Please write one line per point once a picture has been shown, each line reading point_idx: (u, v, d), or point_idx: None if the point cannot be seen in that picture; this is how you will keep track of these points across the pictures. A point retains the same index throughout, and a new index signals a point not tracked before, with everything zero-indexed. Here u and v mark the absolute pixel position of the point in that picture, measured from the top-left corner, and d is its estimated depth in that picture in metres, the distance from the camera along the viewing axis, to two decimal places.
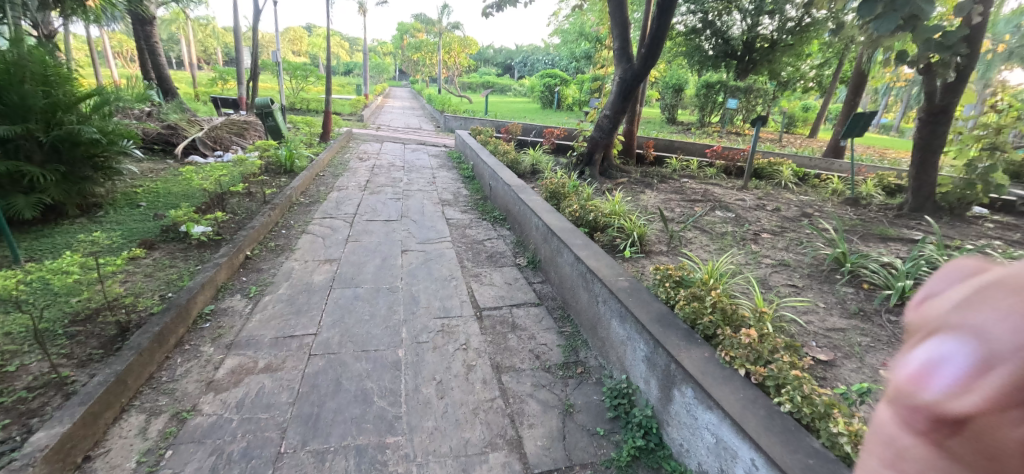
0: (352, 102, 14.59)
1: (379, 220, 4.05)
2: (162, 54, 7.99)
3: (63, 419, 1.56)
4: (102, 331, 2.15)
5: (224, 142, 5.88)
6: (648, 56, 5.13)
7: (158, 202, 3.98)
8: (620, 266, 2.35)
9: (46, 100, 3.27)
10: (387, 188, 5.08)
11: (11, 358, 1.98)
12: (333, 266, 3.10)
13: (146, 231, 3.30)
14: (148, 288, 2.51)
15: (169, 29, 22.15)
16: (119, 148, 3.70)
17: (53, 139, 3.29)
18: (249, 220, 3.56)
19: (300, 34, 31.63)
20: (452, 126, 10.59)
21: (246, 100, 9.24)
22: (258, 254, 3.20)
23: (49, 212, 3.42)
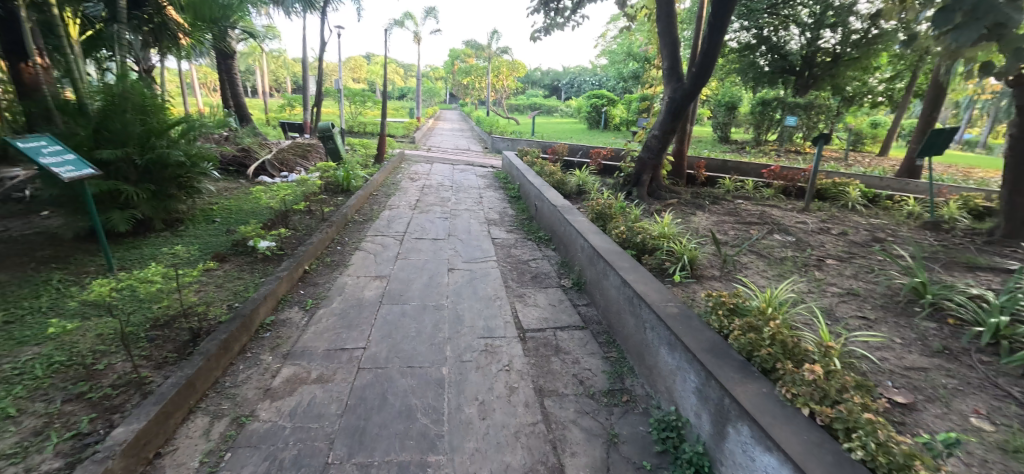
0: (405, 124, 15.32)
1: (427, 238, 4.18)
2: (241, 84, 8.82)
3: (140, 417, 1.71)
4: (177, 336, 2.34)
5: (290, 164, 6.34)
6: (699, 74, 5.03)
7: (231, 218, 4.33)
8: (669, 291, 2.27)
9: (142, 129, 3.67)
10: (435, 208, 5.25)
11: (102, 358, 2.20)
12: (382, 282, 3.22)
13: (219, 245, 3.59)
14: (218, 297, 2.73)
15: (247, 61, 24.48)
16: (200, 170, 4.09)
17: (146, 162, 3.68)
18: (309, 236, 3.79)
19: (360, 63, 33.87)
20: (500, 147, 10.82)
21: (310, 124, 9.95)
22: (315, 269, 3.38)
23: (140, 226, 3.82)
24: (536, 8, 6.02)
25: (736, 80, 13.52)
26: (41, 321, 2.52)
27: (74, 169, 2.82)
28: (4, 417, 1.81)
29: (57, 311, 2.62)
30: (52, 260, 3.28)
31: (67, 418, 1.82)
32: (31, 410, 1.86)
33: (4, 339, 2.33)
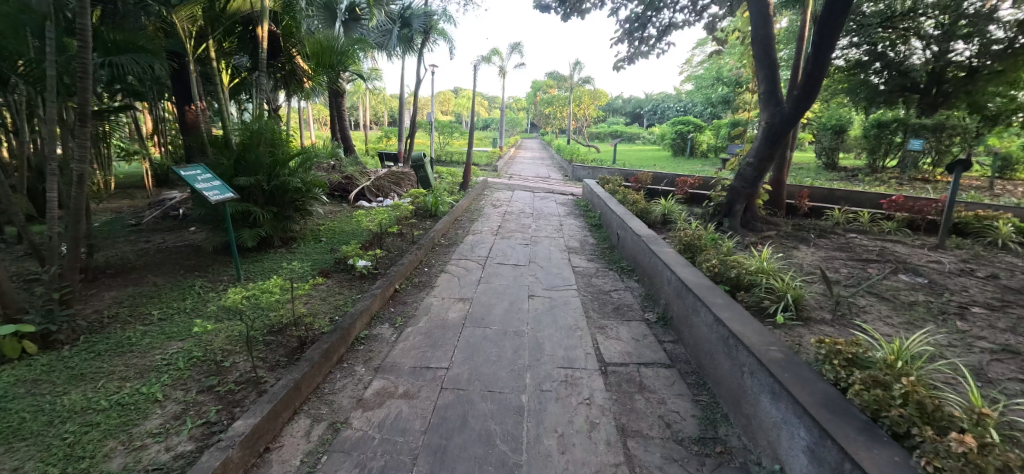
0: (489, 153, 16.01)
1: (508, 264, 4.28)
2: (348, 119, 9.91)
3: (256, 413, 1.92)
4: (288, 342, 2.63)
5: (385, 190, 6.92)
6: (802, 98, 4.66)
7: (335, 238, 4.82)
8: (771, 333, 2.06)
9: (270, 160, 4.22)
10: (516, 234, 5.36)
11: (228, 356, 2.53)
12: (465, 304, 3.34)
13: (325, 262, 4.01)
14: (322, 310, 3.02)
15: (353, 100, 27.48)
16: (313, 195, 4.63)
17: (272, 188, 4.25)
18: (400, 257, 4.08)
19: (449, 97, 36.41)
20: (580, 175, 10.84)
21: (404, 154, 10.84)
22: (405, 288, 3.62)
23: (263, 243, 4.40)
24: (620, 38, 6.06)
25: (845, 102, 12.25)
26: (186, 320, 2.98)
27: (220, 192, 3.38)
28: (155, 400, 2.15)
29: (198, 313, 3.07)
30: (196, 269, 3.89)
31: (200, 407, 2.11)
32: (173, 396, 2.19)
33: (158, 334, 2.78)
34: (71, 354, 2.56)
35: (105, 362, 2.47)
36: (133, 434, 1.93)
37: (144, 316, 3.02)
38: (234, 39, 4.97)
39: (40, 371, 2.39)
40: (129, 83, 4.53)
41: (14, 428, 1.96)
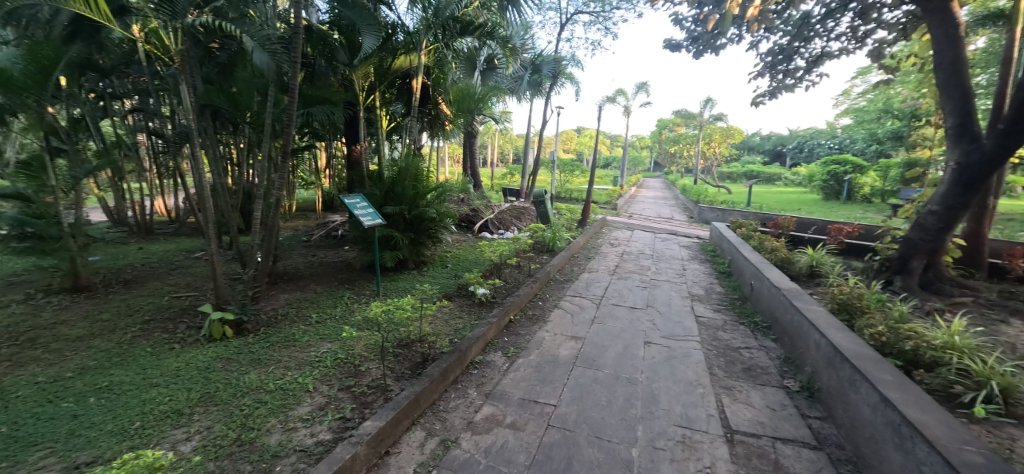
0: (609, 191, 15.88)
1: (624, 306, 4.13)
2: (478, 157, 10.82)
3: (382, 417, 2.14)
4: (413, 356, 2.89)
5: (506, 223, 7.32)
6: (1011, 133, 3.74)
7: (459, 265, 5.22)
8: (965, 427, 1.63)
9: (413, 192, 4.79)
10: (634, 275, 5.16)
11: (364, 361, 2.88)
12: (577, 343, 3.29)
13: (449, 286, 4.36)
14: (444, 330, 3.27)
15: (482, 141, 30.02)
16: (445, 225, 5.12)
17: (412, 216, 4.81)
18: (517, 289, 4.24)
19: (571, 136, 37.45)
20: (708, 217, 10.07)
21: (526, 190, 11.36)
22: (518, 319, 3.73)
23: (400, 264, 4.98)
24: (761, 71, 5.61)
25: None
26: (335, 325, 3.48)
27: (373, 217, 3.94)
28: (307, 390, 2.54)
29: (344, 320, 3.57)
30: (347, 282, 4.54)
31: (338, 402, 2.42)
32: (320, 389, 2.55)
33: (314, 334, 3.30)
34: (253, 342, 3.17)
35: (275, 352, 3.01)
36: (288, 416, 2.30)
37: (305, 318, 3.62)
38: (394, 90, 5.88)
39: (232, 352, 3.01)
40: (318, 128, 5.63)
41: (211, 395, 2.49)
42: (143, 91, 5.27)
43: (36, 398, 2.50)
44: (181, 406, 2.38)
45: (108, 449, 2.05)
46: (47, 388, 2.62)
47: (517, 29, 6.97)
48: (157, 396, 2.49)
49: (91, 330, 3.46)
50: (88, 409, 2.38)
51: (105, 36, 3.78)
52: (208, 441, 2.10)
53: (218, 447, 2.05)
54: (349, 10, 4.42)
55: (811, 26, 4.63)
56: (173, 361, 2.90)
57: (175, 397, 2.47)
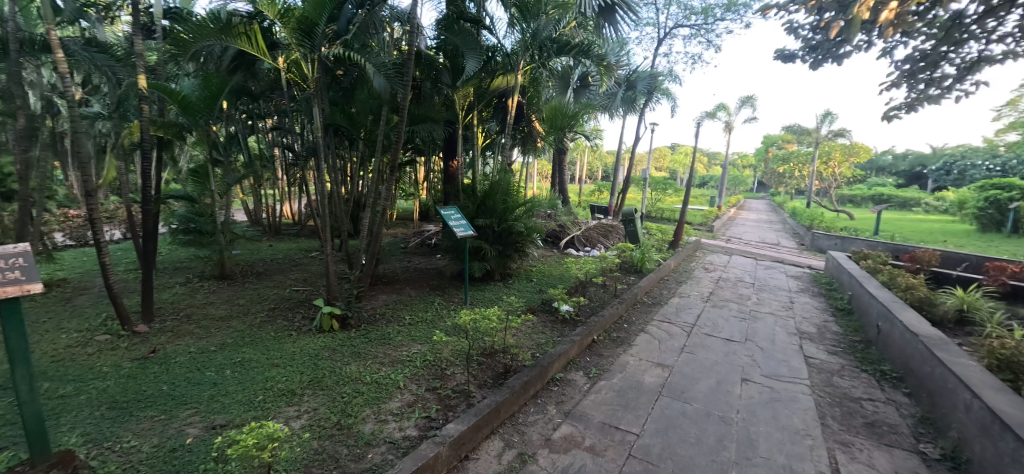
0: (704, 212, 14.92)
1: (718, 337, 3.83)
2: (567, 173, 10.85)
3: (464, 421, 2.22)
4: (495, 366, 2.96)
5: (593, 241, 7.22)
6: None
7: (544, 280, 5.27)
8: None
9: (504, 206, 4.96)
10: (732, 305, 4.76)
11: (450, 366, 3.02)
12: (664, 372, 3.11)
13: (533, 300, 4.41)
14: (526, 344, 3.31)
15: (571, 158, 30.13)
16: (532, 239, 5.20)
17: (501, 229, 4.97)
18: (601, 308, 4.16)
19: (665, 153, 36.02)
20: (823, 245, 8.96)
21: (614, 207, 11.14)
22: (601, 340, 3.65)
23: (487, 275, 5.17)
24: (895, 82, 4.92)
25: None
26: (426, 328, 3.70)
27: (465, 229, 4.15)
28: (398, 386, 2.73)
29: (434, 324, 3.79)
30: (437, 289, 4.81)
31: (424, 402, 2.56)
32: (409, 388, 2.73)
33: (407, 335, 3.55)
34: (355, 336, 3.50)
35: (372, 348, 3.29)
36: (381, 409, 2.49)
37: (399, 319, 3.90)
38: (491, 109, 6.17)
39: (338, 344, 3.35)
40: (421, 144, 6.11)
41: (318, 381, 2.79)
42: (283, 112, 6.17)
43: (189, 366, 3.02)
44: (294, 387, 2.70)
45: (238, 416, 2.40)
46: (196, 358, 3.15)
47: (613, 46, 6.94)
48: (276, 375, 2.86)
49: (231, 313, 4.08)
50: (225, 380, 2.81)
51: (260, 67, 4.50)
52: (313, 421, 2.35)
53: (322, 428, 2.29)
54: (455, 36, 4.77)
55: (964, 28, 3.96)
56: (290, 347, 3.31)
57: (289, 379, 2.81)
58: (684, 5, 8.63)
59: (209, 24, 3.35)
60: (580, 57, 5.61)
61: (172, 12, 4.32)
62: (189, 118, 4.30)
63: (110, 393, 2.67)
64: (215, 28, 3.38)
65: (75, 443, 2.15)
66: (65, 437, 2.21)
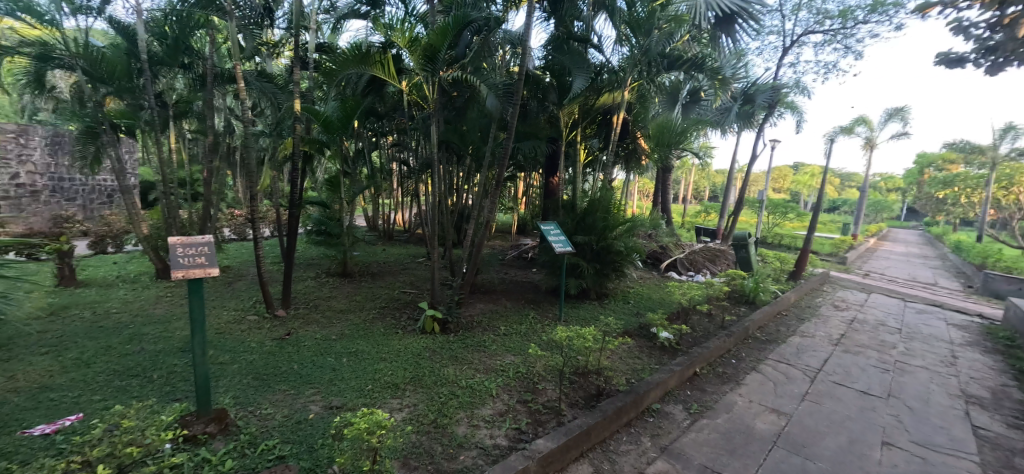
0: (835, 240, 13.04)
1: (851, 387, 3.29)
2: (671, 192, 10.32)
3: (554, 439, 2.20)
4: (588, 388, 2.90)
5: (698, 265, 6.74)
6: None
7: (641, 303, 5.04)
8: None
9: (603, 224, 4.88)
10: (870, 351, 4.07)
11: (542, 380, 3.03)
12: (780, 419, 2.76)
13: (630, 323, 4.24)
14: (621, 369, 3.19)
15: (675, 176, 28.64)
16: (632, 260, 5.01)
17: (599, 247, 4.89)
18: (705, 340, 3.85)
19: (786, 173, 32.44)
20: (1002, 290, 7.23)
21: (723, 230, 10.28)
22: (704, 374, 3.38)
23: (583, 293, 5.12)
24: None
25: None
26: (520, 340, 3.77)
27: (564, 245, 4.17)
28: (490, 394, 2.81)
29: (528, 337, 3.84)
30: (532, 303, 4.88)
31: (516, 413, 2.60)
32: (501, 397, 2.79)
33: (502, 345, 3.65)
34: (453, 340, 3.70)
35: (468, 354, 3.44)
36: (474, 414, 2.58)
37: (495, 328, 4.03)
38: (595, 125, 6.16)
39: (438, 346, 3.57)
40: (524, 160, 6.31)
41: (419, 378, 2.99)
42: (403, 130, 6.84)
43: (314, 350, 3.45)
44: (398, 381, 2.94)
45: (350, 401, 2.67)
46: (321, 344, 3.59)
47: (730, 58, 6.48)
48: (383, 368, 3.14)
49: (350, 307, 4.59)
50: (342, 366, 3.16)
51: (387, 90, 5.06)
52: (413, 416, 2.52)
53: (420, 423, 2.45)
54: (564, 55, 4.84)
55: None
56: (396, 343, 3.61)
57: (395, 373, 3.06)
58: (816, 9, 7.74)
59: (351, 55, 3.86)
60: (692, 71, 5.34)
61: (323, 46, 5.08)
62: (330, 135, 4.97)
63: (255, 365, 3.16)
64: (356, 59, 3.89)
65: (228, 404, 2.58)
66: (222, 398, 2.66)
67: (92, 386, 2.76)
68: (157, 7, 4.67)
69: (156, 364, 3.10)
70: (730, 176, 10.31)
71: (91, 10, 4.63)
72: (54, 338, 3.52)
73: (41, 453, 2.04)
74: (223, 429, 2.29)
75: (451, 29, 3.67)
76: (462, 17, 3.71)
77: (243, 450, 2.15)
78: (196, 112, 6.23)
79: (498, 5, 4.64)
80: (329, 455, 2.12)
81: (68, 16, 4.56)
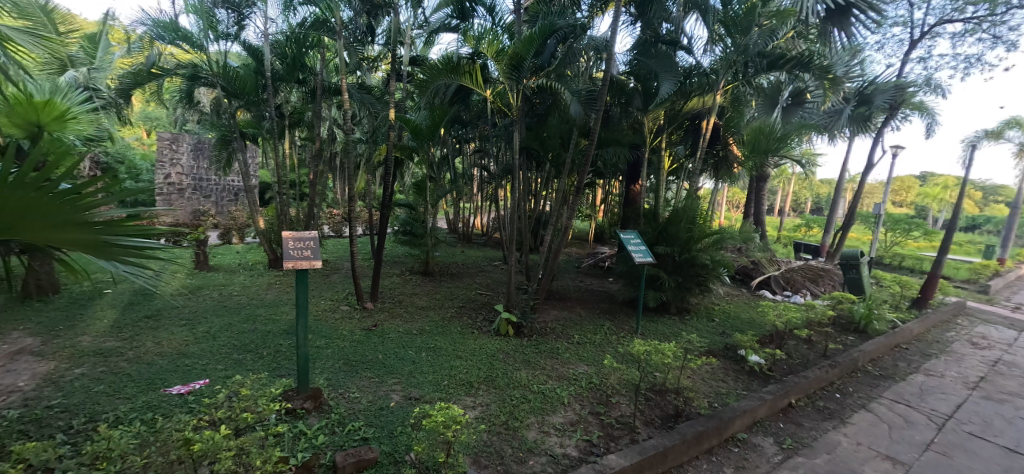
0: (975, 265, 11.03)
1: (994, 442, 2.75)
2: (766, 203, 9.48)
3: (627, 457, 2.12)
4: (665, 407, 2.75)
5: (796, 285, 6.10)
6: None
7: (728, 322, 4.67)
8: None
9: (687, 235, 4.62)
10: (1023, 402, 3.37)
11: (615, 394, 2.93)
12: (896, 469, 2.39)
13: (714, 343, 3.96)
14: (703, 391, 2.99)
15: (772, 185, 26.22)
16: (718, 274, 4.66)
17: (682, 260, 4.63)
18: (803, 369, 3.46)
19: (910, 184, 28.20)
20: None
21: (827, 247, 9.22)
22: (801, 407, 3.04)
23: (662, 307, 4.88)
24: None
25: None
26: (594, 351, 3.69)
27: (644, 255, 4.02)
28: (562, 402, 2.78)
29: (603, 348, 3.75)
30: (607, 313, 4.76)
31: (587, 425, 2.54)
32: (573, 406, 2.75)
33: (575, 354, 3.60)
34: (527, 345, 3.73)
35: (541, 359, 3.45)
36: (545, 420, 2.57)
37: (569, 336, 3.99)
38: (682, 131, 5.87)
39: (511, 349, 3.62)
40: (604, 166, 6.20)
41: (492, 379, 3.06)
42: (485, 137, 7.08)
43: (397, 342, 3.69)
44: (472, 380, 3.02)
45: (428, 394, 2.81)
46: (403, 337, 3.82)
47: (842, 56, 5.81)
48: (459, 366, 3.25)
49: (430, 304, 4.84)
50: (421, 360, 3.34)
51: (472, 99, 5.27)
52: (486, 415, 2.58)
53: (492, 423, 2.49)
54: (651, 59, 4.70)
55: None
56: (471, 343, 3.73)
57: (469, 371, 3.16)
58: None
59: (442, 66, 4.09)
60: (795, 71, 4.87)
61: (416, 59, 5.44)
62: (418, 141, 5.30)
63: (346, 351, 3.45)
64: (447, 69, 4.10)
65: (322, 384, 2.85)
66: (317, 378, 2.94)
67: (217, 357, 3.21)
68: (280, 30, 5.32)
69: (266, 343, 3.52)
70: (839, 187, 9.21)
71: (231, 36, 5.41)
72: (190, 313, 4.15)
73: (178, 409, 2.41)
74: (317, 407, 2.53)
75: (538, 38, 3.74)
76: (549, 26, 3.76)
77: (333, 428, 2.35)
78: (307, 121, 7.00)
79: (583, 12, 4.63)
80: (407, 443, 2.24)
81: (213, 41, 5.38)
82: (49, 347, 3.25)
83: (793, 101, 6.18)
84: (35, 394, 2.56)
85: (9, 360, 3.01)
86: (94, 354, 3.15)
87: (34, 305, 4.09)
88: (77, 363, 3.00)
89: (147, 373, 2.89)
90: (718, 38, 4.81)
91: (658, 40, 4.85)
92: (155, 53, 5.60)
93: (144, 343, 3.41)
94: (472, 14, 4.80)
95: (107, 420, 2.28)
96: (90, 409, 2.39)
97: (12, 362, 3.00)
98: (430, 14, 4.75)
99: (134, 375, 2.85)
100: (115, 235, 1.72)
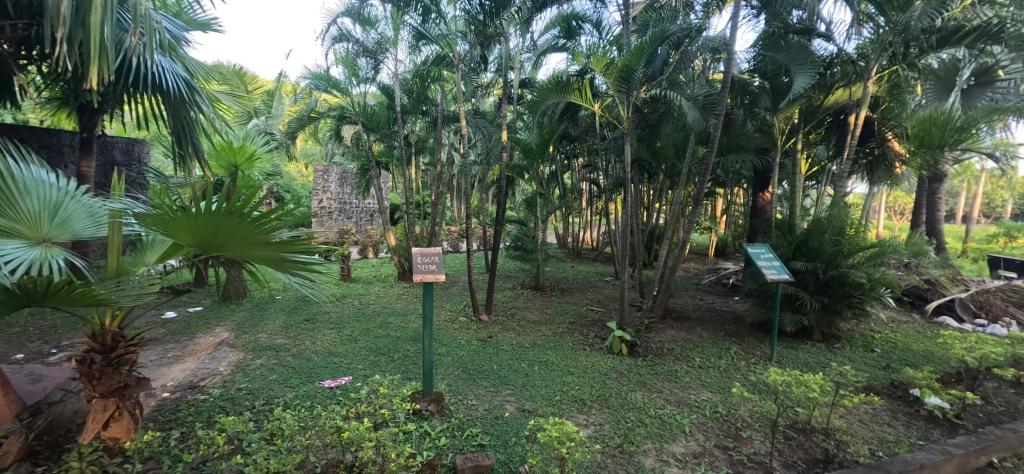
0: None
1: None
2: (944, 209, 7.71)
3: None
4: (810, 450, 2.38)
5: (994, 311, 4.81)
6: None
7: (894, 353, 3.88)
8: None
9: (834, 248, 3.99)
10: None
11: (746, 427, 2.62)
12: None
13: (875, 378, 3.33)
14: (862, 435, 2.52)
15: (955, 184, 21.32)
16: (877, 295, 3.91)
17: (828, 278, 3.99)
18: (1011, 421, 2.70)
19: None
20: None
21: None
22: (1007, 469, 2.37)
23: (802, 331, 4.28)
24: None
25: None
26: (719, 376, 3.36)
27: (778, 272, 3.57)
28: (683, 431, 2.58)
29: (730, 374, 3.39)
30: (734, 336, 4.30)
31: (712, 459, 2.31)
32: (697, 436, 2.53)
33: (696, 378, 3.32)
34: (642, 365, 3.56)
35: (658, 382, 3.25)
36: (664, 448, 2.41)
37: (689, 359, 3.70)
38: (822, 129, 5.16)
39: (625, 368, 3.49)
40: (727, 174, 5.69)
41: (605, 398, 2.97)
42: (592, 151, 7.06)
43: (511, 354, 3.81)
44: (585, 397, 2.98)
45: (541, 407, 2.84)
46: (516, 349, 3.94)
47: None
48: (571, 382, 3.22)
49: (540, 318, 4.91)
50: (532, 373, 3.40)
51: (580, 113, 5.30)
52: (600, 435, 2.51)
53: (606, 444, 2.41)
54: (779, 54, 4.12)
55: None
56: (584, 360, 3.67)
57: (581, 389, 3.11)
58: None
59: (552, 86, 4.20)
60: (977, 44, 3.97)
61: (526, 81, 5.70)
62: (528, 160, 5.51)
63: (464, 359, 3.68)
64: (555, 88, 4.21)
65: (444, 389, 3.07)
66: (440, 383, 3.18)
67: (358, 357, 3.67)
68: (408, 70, 6.03)
69: (396, 348, 3.92)
70: None
71: (369, 79, 6.23)
72: (337, 318, 4.82)
73: (329, 400, 2.81)
74: (439, 410, 2.72)
75: (649, 46, 3.63)
76: (661, 33, 3.65)
77: (454, 431, 2.51)
78: (429, 147, 7.72)
79: (697, 13, 4.38)
80: (521, 455, 2.29)
81: (356, 86, 6.29)
82: (239, 341, 4.05)
83: (977, 81, 5.01)
84: (230, 378, 3.21)
85: (214, 349, 3.83)
86: (269, 348, 3.84)
87: (229, 307, 5.15)
88: (257, 355, 3.70)
89: (307, 367, 3.42)
90: (866, 18, 4.15)
91: (787, 30, 4.40)
92: (313, 100, 6.74)
93: (304, 342, 4.05)
94: (579, 32, 4.84)
95: (279, 404, 2.76)
96: (266, 394, 2.92)
97: (215, 350, 3.81)
98: (539, 36, 4.95)
99: (298, 368, 3.41)
100: (289, 252, 2.09)
